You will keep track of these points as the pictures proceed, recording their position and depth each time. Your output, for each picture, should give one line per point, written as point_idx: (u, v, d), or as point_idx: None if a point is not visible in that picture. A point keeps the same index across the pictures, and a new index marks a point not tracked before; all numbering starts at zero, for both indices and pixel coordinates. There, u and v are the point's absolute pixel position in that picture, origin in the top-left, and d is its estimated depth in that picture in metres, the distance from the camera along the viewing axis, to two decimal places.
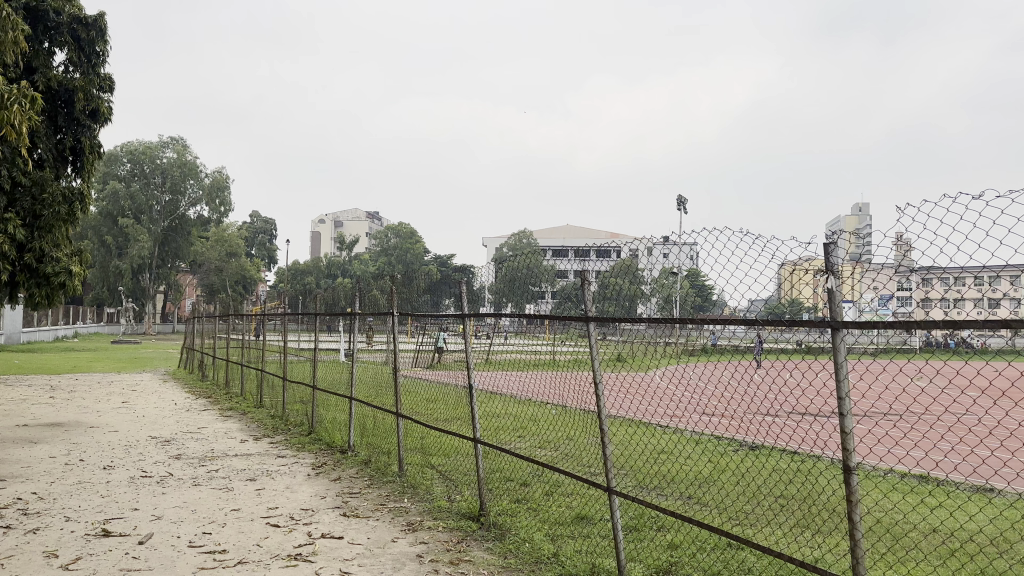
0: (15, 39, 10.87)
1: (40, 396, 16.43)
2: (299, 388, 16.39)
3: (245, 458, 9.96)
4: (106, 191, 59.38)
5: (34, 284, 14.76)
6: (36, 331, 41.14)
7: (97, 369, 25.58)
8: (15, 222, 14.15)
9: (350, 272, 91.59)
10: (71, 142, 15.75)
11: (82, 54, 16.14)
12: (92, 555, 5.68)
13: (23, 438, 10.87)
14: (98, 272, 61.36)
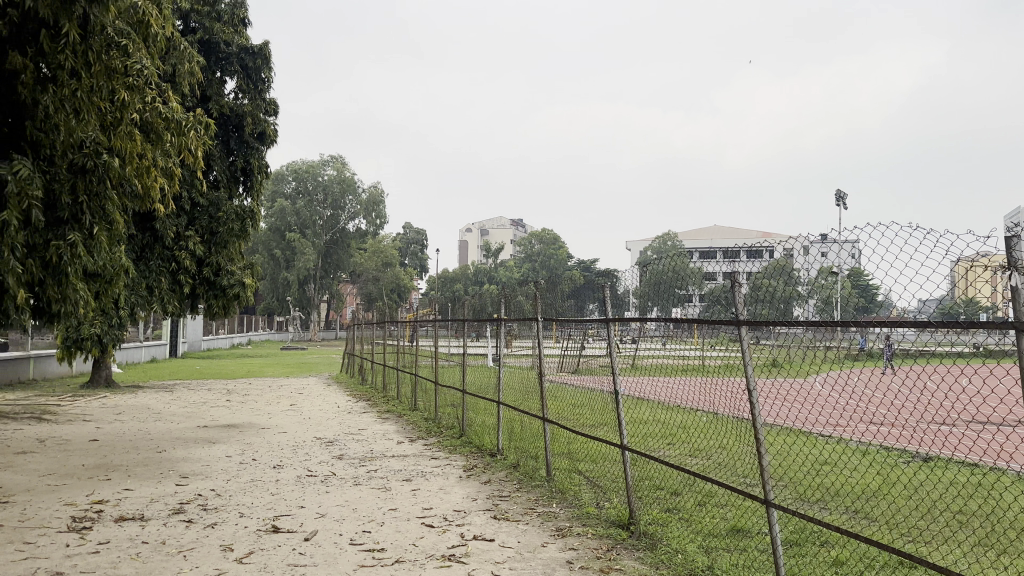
0: (189, 70, 11.95)
1: (220, 400, 17.96)
2: (450, 393, 16.95)
3: (400, 459, 10.36)
4: (274, 208, 64.10)
5: (213, 295, 16.24)
6: (215, 340, 45.17)
7: (269, 374, 27.75)
8: (194, 239, 15.62)
9: (497, 279, 93.49)
10: (242, 164, 17.16)
11: (250, 82, 17.49)
12: (262, 550, 6.08)
13: (205, 438, 11.95)
14: (269, 284, 66.32)
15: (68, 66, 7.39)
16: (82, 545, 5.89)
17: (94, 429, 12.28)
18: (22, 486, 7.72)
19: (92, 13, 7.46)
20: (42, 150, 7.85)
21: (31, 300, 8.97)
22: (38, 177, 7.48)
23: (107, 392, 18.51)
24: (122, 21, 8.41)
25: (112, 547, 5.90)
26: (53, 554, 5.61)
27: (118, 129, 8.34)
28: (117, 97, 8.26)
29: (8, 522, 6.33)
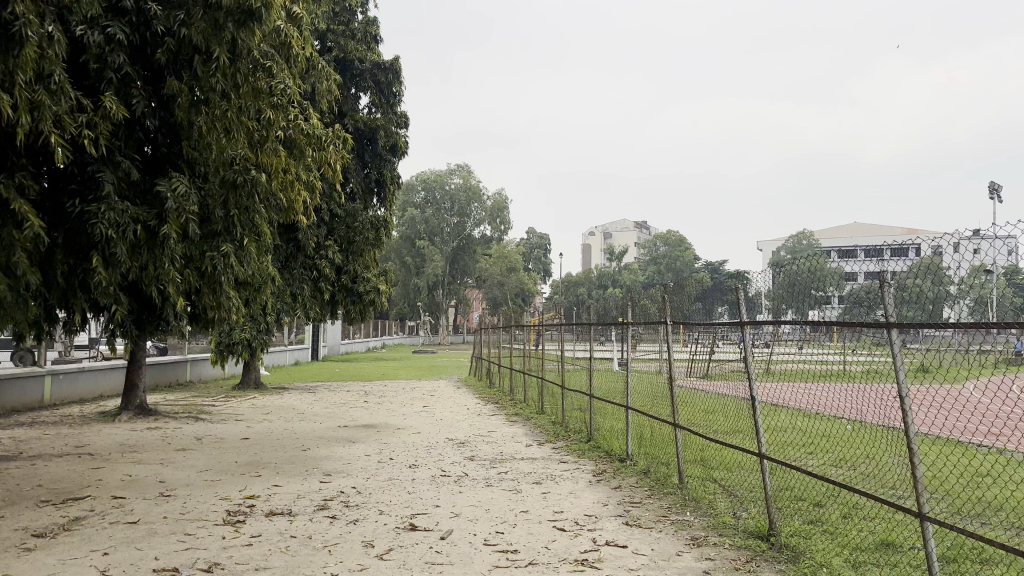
0: (327, 88, 12.60)
1: (357, 401, 18.80)
2: (577, 396, 16.93)
3: (530, 462, 10.42)
4: (405, 217, 66.40)
5: (350, 300, 17.08)
6: (351, 343, 47.28)
7: (402, 376, 28.72)
8: (332, 248, 16.50)
9: (622, 282, 92.53)
10: (376, 175, 17.91)
11: (383, 97, 18.26)
12: (401, 547, 6.28)
13: (345, 437, 12.52)
14: (401, 290, 68.73)
15: (219, 88, 7.91)
16: (236, 538, 6.14)
17: (245, 427, 13.10)
18: (185, 480, 8.31)
19: (240, 39, 7.87)
20: (197, 167, 8.51)
21: (189, 306, 9.79)
22: (194, 192, 8.09)
23: (256, 393, 19.72)
24: (267, 43, 9.03)
25: (264, 540, 6.19)
26: (211, 546, 5.79)
27: (264, 146, 8.91)
28: (263, 115, 8.85)
29: (171, 514, 6.65)
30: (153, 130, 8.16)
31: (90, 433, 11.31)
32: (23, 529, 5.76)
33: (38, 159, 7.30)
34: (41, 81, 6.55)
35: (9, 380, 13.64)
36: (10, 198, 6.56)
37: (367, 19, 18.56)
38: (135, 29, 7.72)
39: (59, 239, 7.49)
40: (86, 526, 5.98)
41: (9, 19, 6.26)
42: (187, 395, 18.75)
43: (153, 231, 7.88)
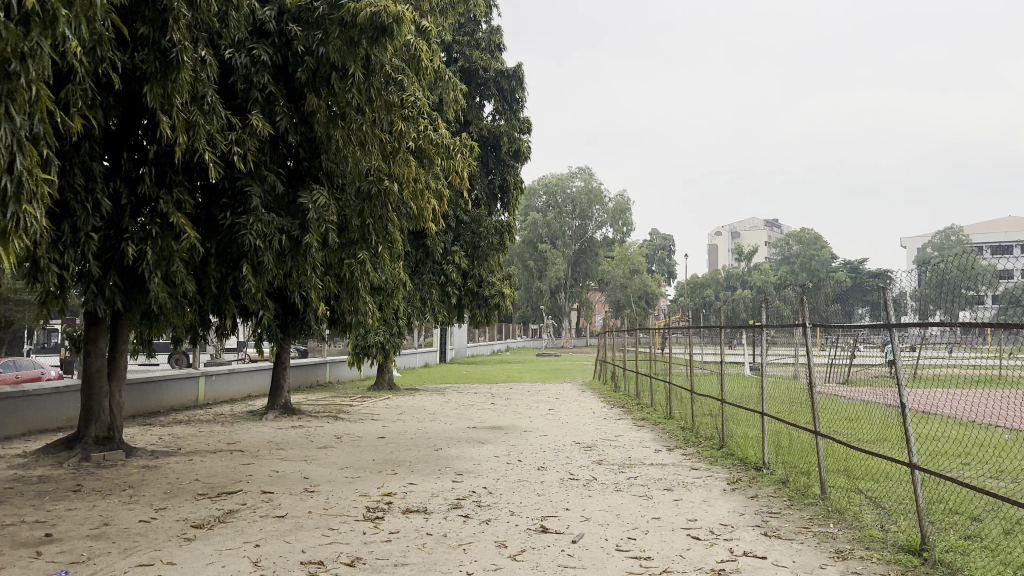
0: (453, 97, 12.94)
1: (485, 403, 19.15)
2: (706, 401, 16.48)
3: (660, 468, 10.23)
4: (528, 221, 67.02)
5: (476, 304, 17.45)
6: (477, 346, 48.21)
7: (527, 379, 28.98)
8: (458, 254, 16.92)
9: (752, 284, 89.27)
10: (500, 181, 18.21)
11: (506, 104, 18.54)
12: (534, 548, 6.34)
13: (475, 439, 12.77)
14: (524, 293, 69.39)
15: (354, 102, 8.30)
16: (376, 534, 6.39)
17: (380, 427, 13.61)
18: (325, 477, 8.73)
19: (374, 54, 8.25)
20: (335, 179, 8.96)
21: (328, 311, 10.31)
22: (332, 204, 8.50)
23: (388, 394, 20.47)
24: (399, 59, 9.40)
25: (401, 536, 6.40)
26: (353, 540, 6.04)
27: (397, 157, 9.27)
28: (395, 127, 9.20)
29: (315, 509, 7.03)
30: (296, 146, 8.64)
31: (241, 431, 12.11)
32: (184, 518, 6.18)
33: (193, 176, 7.89)
34: (197, 102, 7.14)
35: (169, 380, 14.85)
36: (170, 212, 7.16)
37: (490, 28, 18.92)
38: (278, 50, 8.33)
39: (212, 249, 8.03)
40: (241, 517, 6.42)
41: (168, 46, 6.84)
42: (326, 395, 19.73)
43: (297, 240, 8.31)
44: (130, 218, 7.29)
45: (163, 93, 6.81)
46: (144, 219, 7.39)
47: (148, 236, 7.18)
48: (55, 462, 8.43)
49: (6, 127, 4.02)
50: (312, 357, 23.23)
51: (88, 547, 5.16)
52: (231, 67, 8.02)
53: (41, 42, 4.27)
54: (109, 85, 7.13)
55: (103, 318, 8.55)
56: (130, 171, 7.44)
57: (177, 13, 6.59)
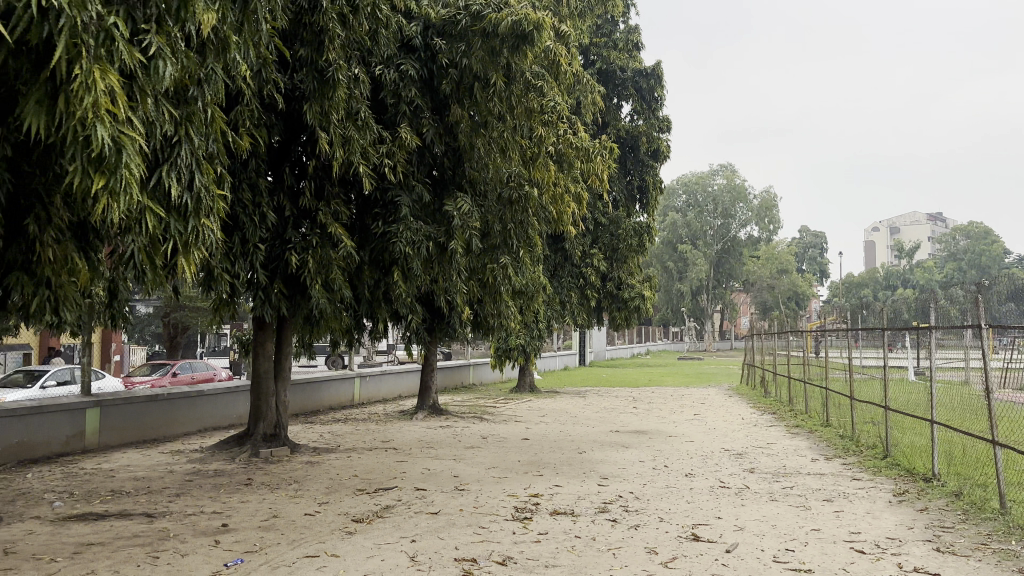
0: (591, 99, 12.96)
1: (628, 407, 18.95)
2: (866, 408, 15.48)
3: (818, 478, 9.70)
4: (667, 222, 65.74)
5: (616, 307, 17.34)
6: (617, 350, 47.77)
7: (670, 384, 28.36)
8: (597, 257, 16.87)
9: (914, 282, 82.98)
10: (639, 182, 18.01)
11: (644, 103, 18.30)
12: (686, 556, 6.12)
13: (619, 443, 12.67)
14: (665, 296, 68.04)
15: (496, 111, 8.51)
16: (525, 534, 6.45)
17: (524, 429, 13.79)
18: (474, 476, 8.93)
19: (514, 63, 8.38)
20: (478, 186, 9.19)
21: (472, 315, 10.61)
22: (475, 210, 8.70)
23: (531, 396, 20.69)
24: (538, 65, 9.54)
25: (551, 537, 6.41)
26: (504, 540, 6.13)
27: (536, 162, 9.40)
28: (536, 132, 9.27)
29: (466, 508, 7.22)
30: (441, 156, 8.96)
31: (393, 430, 12.66)
32: (344, 512, 6.52)
33: (347, 188, 8.34)
34: (352, 118, 7.54)
35: (326, 381, 15.76)
36: (328, 224, 7.68)
37: (627, 28, 18.76)
38: (424, 64, 8.74)
39: (365, 258, 8.40)
40: (396, 512, 6.73)
41: (324, 66, 7.26)
42: (471, 397, 20.22)
43: (443, 246, 8.67)
44: (292, 229, 7.80)
45: (321, 111, 7.22)
46: (305, 230, 7.87)
47: (309, 246, 7.69)
48: (229, 456, 9.15)
49: (186, 146, 4.41)
50: (456, 360, 23.90)
51: (261, 536, 5.46)
52: (382, 83, 8.49)
53: (216, 67, 4.66)
54: (273, 106, 7.67)
55: (270, 323, 9.24)
56: (292, 185, 7.95)
57: (332, 35, 7.04)
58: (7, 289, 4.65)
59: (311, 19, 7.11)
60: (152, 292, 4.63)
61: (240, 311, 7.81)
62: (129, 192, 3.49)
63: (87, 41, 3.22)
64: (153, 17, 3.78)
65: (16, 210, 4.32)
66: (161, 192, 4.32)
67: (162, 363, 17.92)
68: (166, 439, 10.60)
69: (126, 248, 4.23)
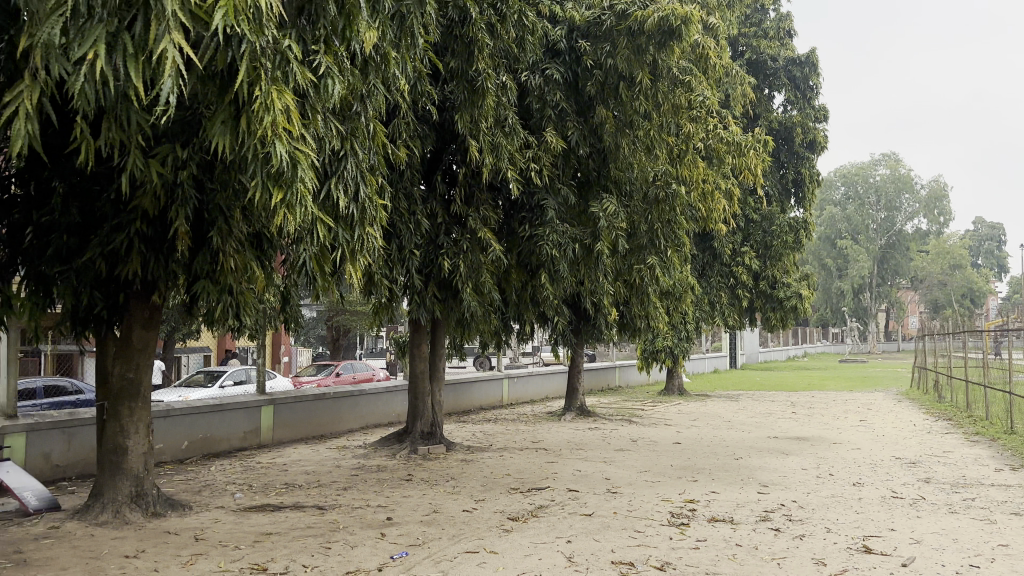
0: (741, 91, 12.57)
1: (785, 411, 18.10)
2: None
3: (1007, 490, 8.81)
4: (823, 217, 62.25)
5: (770, 306, 16.68)
6: (771, 351, 45.77)
7: (831, 387, 26.82)
8: (750, 254, 16.25)
9: None
10: (793, 175, 17.19)
11: (798, 93, 17.43)
12: (858, 569, 5.71)
13: (777, 449, 12.12)
14: (822, 295, 64.40)
15: (642, 110, 8.40)
16: (683, 540, 6.25)
17: (676, 433, 13.49)
18: (625, 478, 8.82)
19: (659, 58, 8.31)
20: (624, 186, 9.06)
21: (618, 316, 10.54)
22: (622, 212, 8.69)
23: (680, 399, 20.21)
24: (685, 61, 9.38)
25: (710, 544, 6.16)
26: (661, 545, 5.98)
27: (684, 159, 9.27)
28: (682, 129, 9.12)
29: (621, 510, 7.15)
30: (586, 159, 8.84)
31: (543, 431, 12.77)
32: (499, 510, 6.65)
33: (495, 194, 8.51)
34: (500, 126, 7.69)
35: (478, 382, 16.18)
36: (477, 228, 7.86)
37: (778, 16, 17.99)
38: (570, 67, 8.75)
39: (513, 261, 8.54)
40: (552, 510, 6.89)
41: (474, 76, 7.43)
42: (619, 399, 20.06)
43: (589, 248, 8.64)
44: (444, 234, 8.01)
45: (471, 119, 7.46)
46: (456, 235, 8.08)
47: (460, 250, 7.90)
48: (389, 453, 9.55)
49: (352, 160, 4.61)
50: (603, 361, 23.77)
51: (423, 530, 5.66)
52: (527, 89, 8.52)
53: (376, 82, 4.85)
54: (426, 117, 7.93)
55: (424, 324, 9.56)
56: (443, 193, 8.22)
57: (481, 44, 7.19)
58: (195, 296, 5.10)
59: (461, 31, 7.31)
60: (318, 298, 4.91)
61: (397, 314, 8.10)
62: (303, 204, 3.74)
63: (264, 64, 3.43)
64: (322, 38, 3.98)
65: (203, 224, 4.71)
66: (329, 204, 4.57)
67: (326, 364, 19.07)
68: (332, 436, 11.26)
69: (298, 256, 4.57)
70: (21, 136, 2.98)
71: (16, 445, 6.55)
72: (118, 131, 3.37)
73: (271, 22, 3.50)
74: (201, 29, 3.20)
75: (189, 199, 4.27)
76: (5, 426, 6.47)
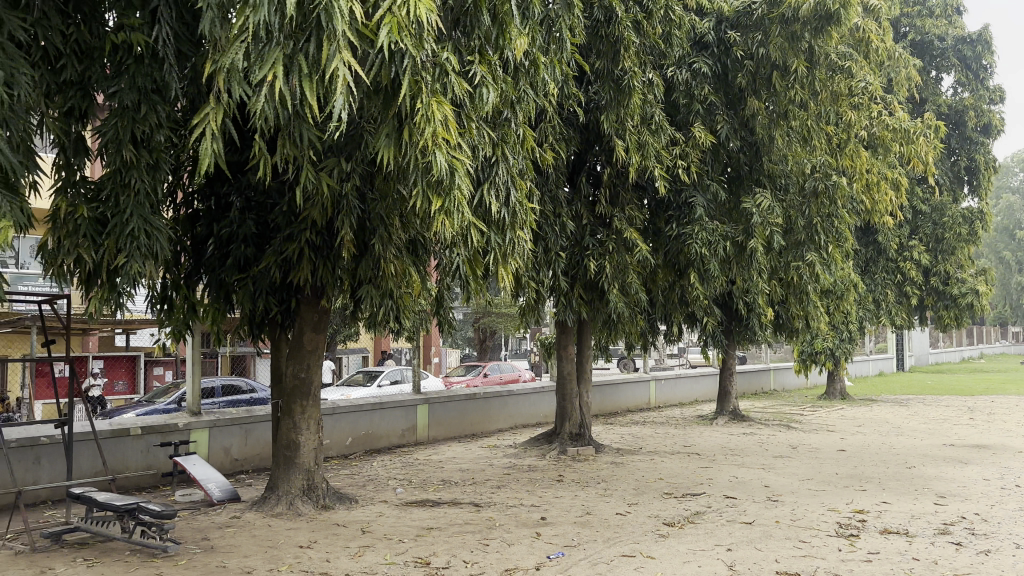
0: (906, 77, 12.03)
1: (962, 417, 16.59)
2: None
3: None
4: (997, 206, 57.00)
5: (942, 304, 15.71)
6: (942, 353, 42.24)
7: (1016, 392, 24.31)
8: (919, 248, 15.14)
9: None
10: (966, 162, 15.86)
11: (971, 73, 16.11)
12: None
13: (956, 457, 11.11)
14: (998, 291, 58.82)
15: (799, 100, 8.05)
16: (854, 526, 5.87)
17: (838, 438, 12.70)
18: (788, 476, 8.19)
19: (816, 45, 7.96)
20: (778, 179, 8.82)
21: (772, 317, 10.23)
22: (778, 207, 8.53)
23: (841, 403, 19.04)
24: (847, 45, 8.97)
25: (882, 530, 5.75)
26: (828, 530, 5.64)
27: (846, 150, 8.84)
28: (844, 118, 8.74)
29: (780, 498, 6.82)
30: (736, 152, 8.64)
31: (694, 434, 12.41)
32: (655, 515, 5.95)
33: (641, 193, 8.41)
34: (647, 123, 7.56)
35: (626, 384, 16.00)
36: (623, 228, 7.79)
37: None
38: (719, 59, 8.54)
39: (660, 261, 8.38)
40: (711, 510, 6.20)
41: (620, 74, 7.31)
42: (775, 402, 19.17)
43: (742, 246, 8.48)
44: (589, 235, 7.93)
45: (617, 119, 7.36)
46: (601, 236, 8.00)
47: (606, 251, 7.84)
48: (539, 453, 9.61)
49: (503, 165, 4.61)
50: (755, 364, 22.88)
51: (577, 532, 5.33)
52: (673, 85, 8.39)
53: (526, 88, 4.83)
54: (572, 119, 7.92)
55: (571, 325, 9.53)
56: (588, 194, 8.17)
57: (628, 42, 7.08)
58: (357, 301, 5.36)
59: (608, 30, 7.19)
60: (470, 300, 5.01)
61: (543, 316, 8.12)
62: (459, 210, 3.83)
63: (425, 77, 3.58)
64: (476, 47, 4.03)
65: (363, 232, 4.92)
66: (482, 210, 4.62)
67: (475, 364, 19.52)
68: (483, 435, 11.52)
69: (453, 261, 4.74)
70: (207, 154, 3.25)
71: (201, 439, 7.14)
72: (292, 148, 3.70)
73: (430, 36, 3.62)
74: (368, 46, 3.44)
75: (351, 209, 4.53)
76: (191, 422, 7.07)
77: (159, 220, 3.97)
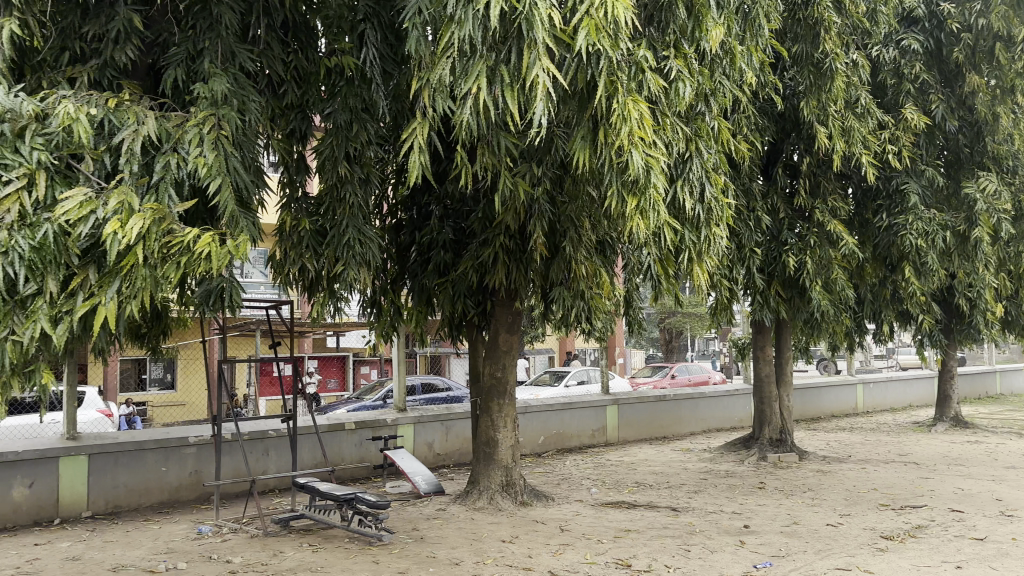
0: None
1: None
2: None
3: None
4: None
5: None
6: None
7: None
8: None
9: None
10: None
11: None
12: None
13: None
14: None
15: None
16: None
17: None
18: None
19: None
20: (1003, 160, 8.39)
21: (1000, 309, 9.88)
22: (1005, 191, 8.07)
23: None
24: None
25: None
26: None
27: None
28: None
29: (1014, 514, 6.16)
30: (955, 133, 8.34)
31: (909, 441, 11.43)
32: (871, 528, 5.57)
33: (846, 183, 7.99)
34: (851, 107, 7.17)
35: (829, 389, 15.06)
36: (826, 221, 7.42)
37: None
38: (930, 34, 8.25)
39: (869, 255, 7.91)
40: (934, 525, 5.70)
41: (821, 57, 6.90)
42: (1003, 407, 17.27)
43: (964, 235, 8.00)
44: (787, 229, 7.60)
45: (820, 105, 7.02)
46: (801, 230, 7.62)
47: (807, 246, 7.46)
48: (736, 458, 9.26)
49: (697, 160, 4.45)
50: (976, 364, 20.78)
51: (785, 542, 5.10)
52: (880, 65, 8.13)
53: (720, 78, 4.70)
54: (769, 108, 7.62)
55: (768, 325, 9.15)
56: (785, 186, 7.84)
57: (828, 23, 6.68)
58: (549, 301, 5.49)
59: (806, 12, 6.80)
60: (658, 301, 4.94)
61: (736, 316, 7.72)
62: (656, 209, 3.78)
63: (621, 76, 3.53)
64: (672, 42, 4.04)
65: (555, 234, 5.02)
66: (675, 208, 4.51)
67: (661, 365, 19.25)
68: (675, 439, 11.34)
69: (643, 260, 4.70)
70: (415, 165, 3.38)
71: (407, 434, 7.54)
72: (491, 157, 3.84)
73: (628, 34, 3.59)
74: (563, 50, 3.46)
75: (542, 214, 4.68)
76: (399, 417, 7.49)
77: (371, 230, 4.29)
